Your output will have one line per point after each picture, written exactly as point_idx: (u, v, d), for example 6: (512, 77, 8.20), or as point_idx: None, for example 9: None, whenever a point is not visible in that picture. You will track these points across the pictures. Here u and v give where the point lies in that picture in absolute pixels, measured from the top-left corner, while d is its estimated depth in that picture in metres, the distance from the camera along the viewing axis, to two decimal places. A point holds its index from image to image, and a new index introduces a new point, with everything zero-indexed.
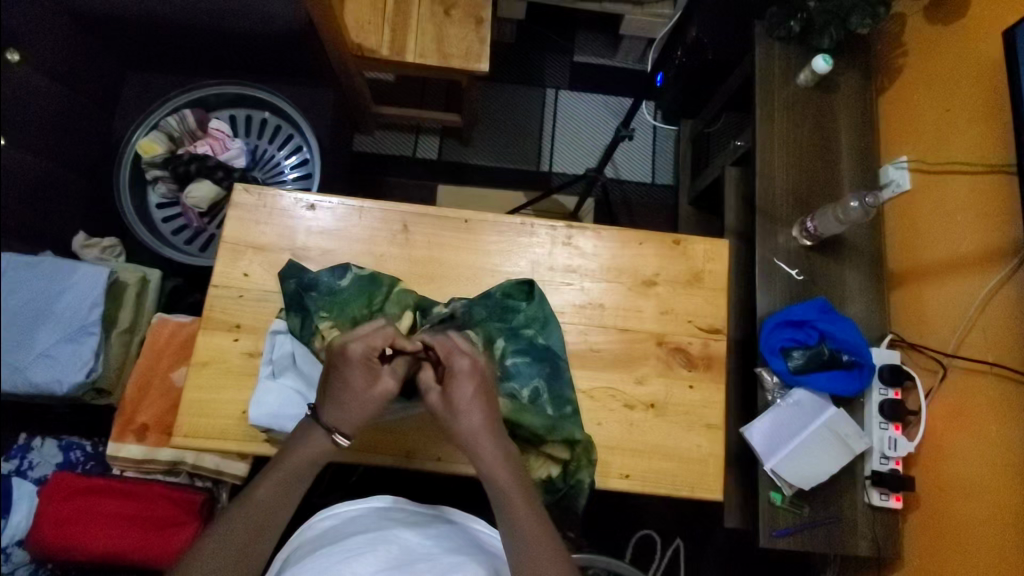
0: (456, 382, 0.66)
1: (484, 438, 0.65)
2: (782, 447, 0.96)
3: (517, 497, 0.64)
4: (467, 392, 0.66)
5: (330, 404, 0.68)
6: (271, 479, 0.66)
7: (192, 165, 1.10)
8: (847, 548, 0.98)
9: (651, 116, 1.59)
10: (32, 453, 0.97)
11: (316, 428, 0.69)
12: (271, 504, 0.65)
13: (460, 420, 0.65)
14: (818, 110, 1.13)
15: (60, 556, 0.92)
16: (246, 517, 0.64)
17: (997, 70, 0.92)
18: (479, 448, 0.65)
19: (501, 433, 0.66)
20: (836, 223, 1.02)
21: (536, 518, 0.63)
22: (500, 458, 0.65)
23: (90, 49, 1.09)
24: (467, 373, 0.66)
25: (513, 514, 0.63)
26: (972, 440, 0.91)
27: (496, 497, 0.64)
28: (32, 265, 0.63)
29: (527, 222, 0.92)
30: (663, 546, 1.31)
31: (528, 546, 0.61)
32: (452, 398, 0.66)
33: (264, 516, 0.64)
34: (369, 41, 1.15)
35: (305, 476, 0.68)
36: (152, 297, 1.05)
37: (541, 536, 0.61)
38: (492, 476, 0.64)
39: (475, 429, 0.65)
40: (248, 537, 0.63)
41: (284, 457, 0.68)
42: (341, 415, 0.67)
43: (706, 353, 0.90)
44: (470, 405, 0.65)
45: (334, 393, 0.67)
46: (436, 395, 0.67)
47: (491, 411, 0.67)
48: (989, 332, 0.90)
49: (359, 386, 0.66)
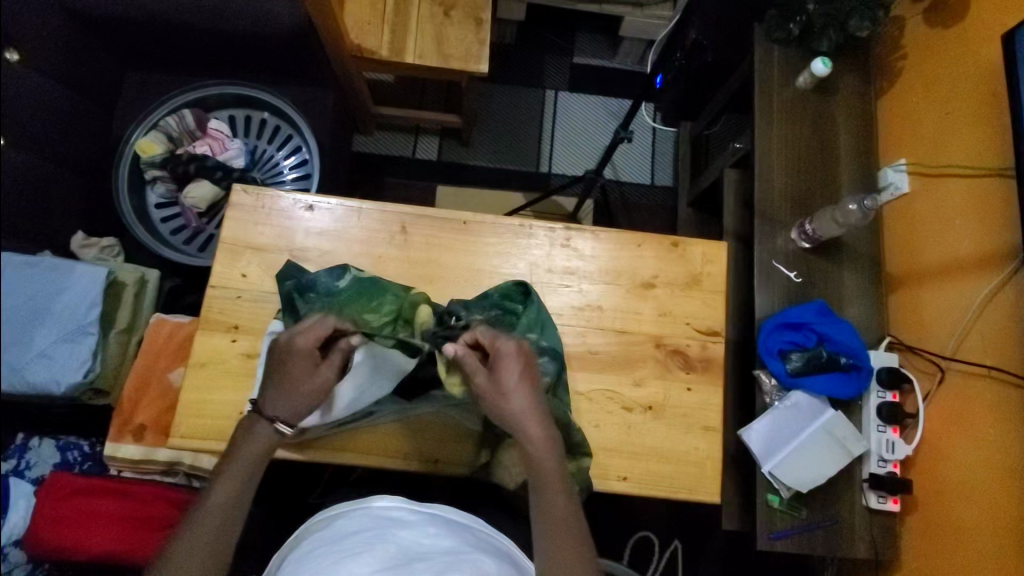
0: (502, 365, 0.65)
1: (531, 421, 0.65)
2: (780, 450, 0.97)
3: (557, 482, 0.64)
4: (513, 371, 0.65)
5: (274, 395, 0.68)
6: (226, 480, 0.64)
7: (191, 165, 1.10)
8: (845, 550, 0.98)
9: (651, 118, 1.59)
10: (29, 453, 0.97)
11: (257, 421, 0.68)
12: (228, 501, 0.63)
13: (509, 401, 0.65)
14: (817, 112, 1.13)
15: (56, 557, 0.89)
16: (208, 521, 0.62)
17: (996, 74, 0.92)
18: (528, 431, 0.65)
19: (546, 417, 0.67)
20: (835, 226, 1.03)
21: (568, 505, 0.63)
22: (545, 441, 0.65)
23: (89, 49, 1.08)
24: (513, 354, 0.66)
25: (546, 502, 0.63)
26: (969, 443, 0.92)
27: (536, 483, 0.64)
28: (29, 265, 0.63)
29: (525, 224, 0.92)
30: (661, 548, 1.31)
31: (556, 538, 0.61)
32: (500, 380, 0.65)
33: (226, 518, 0.63)
34: (369, 42, 1.14)
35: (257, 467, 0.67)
36: (151, 296, 1.05)
37: (572, 527, 0.62)
38: (535, 459, 0.64)
39: (519, 411, 0.65)
40: (212, 542, 0.61)
41: (233, 455, 0.66)
42: (285, 401, 0.68)
43: (704, 355, 0.90)
44: (515, 390, 0.65)
45: (277, 382, 0.68)
46: (484, 378, 0.65)
47: (537, 396, 0.67)
48: (987, 335, 0.90)
49: (302, 377, 0.68)
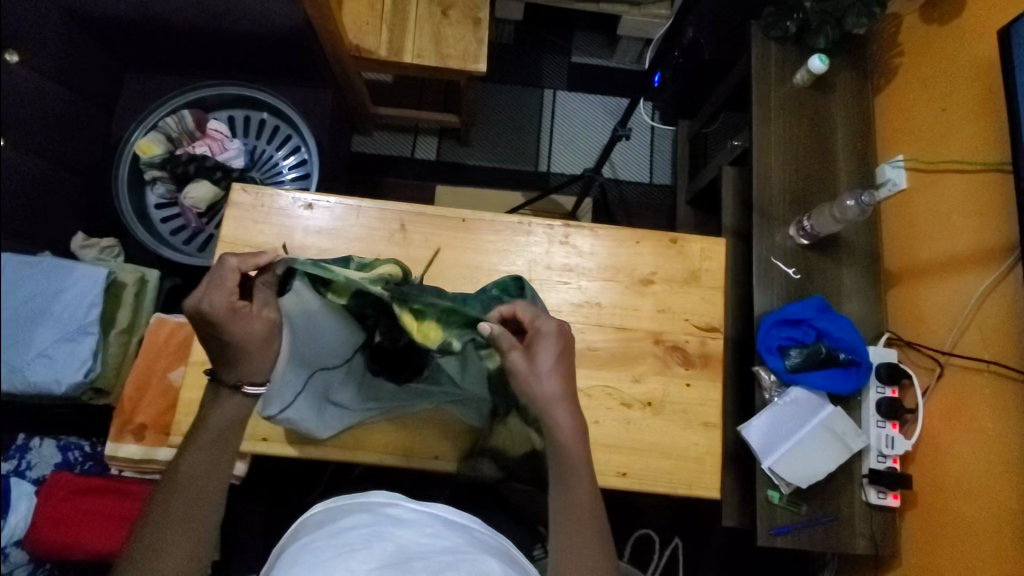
0: (539, 346, 0.66)
1: (560, 406, 0.65)
2: (778, 446, 0.97)
3: (581, 469, 0.64)
4: (548, 354, 0.66)
5: (225, 362, 0.64)
6: (198, 451, 0.63)
7: (190, 166, 1.10)
8: (845, 546, 0.98)
9: (649, 116, 1.60)
10: (30, 454, 0.96)
11: (221, 390, 0.65)
12: (199, 478, 0.62)
13: (542, 383, 0.65)
14: (815, 109, 1.13)
15: (55, 556, 0.90)
16: (182, 491, 0.60)
17: (992, 69, 0.93)
18: (557, 416, 0.65)
19: (575, 404, 0.66)
20: (831, 222, 1.03)
21: (589, 497, 0.64)
22: (573, 430, 0.65)
23: (88, 50, 1.09)
24: (553, 335, 0.66)
25: (569, 494, 0.64)
26: (968, 438, 0.92)
27: (561, 471, 0.65)
28: (29, 264, 0.63)
29: (524, 221, 0.93)
30: (661, 545, 1.31)
31: (576, 534, 0.62)
32: (534, 360, 0.65)
33: (202, 488, 0.61)
34: (367, 42, 1.15)
35: (227, 435, 0.64)
36: (150, 297, 1.05)
37: (588, 515, 0.63)
38: (561, 445, 0.65)
39: (551, 395, 0.65)
40: (184, 528, 0.59)
41: (202, 426, 0.64)
42: (241, 365, 0.64)
43: (703, 352, 0.90)
44: (548, 371, 0.65)
45: (226, 351, 0.63)
46: (519, 356, 0.65)
47: (570, 381, 0.66)
48: (985, 330, 0.90)
49: (239, 331, 0.62)
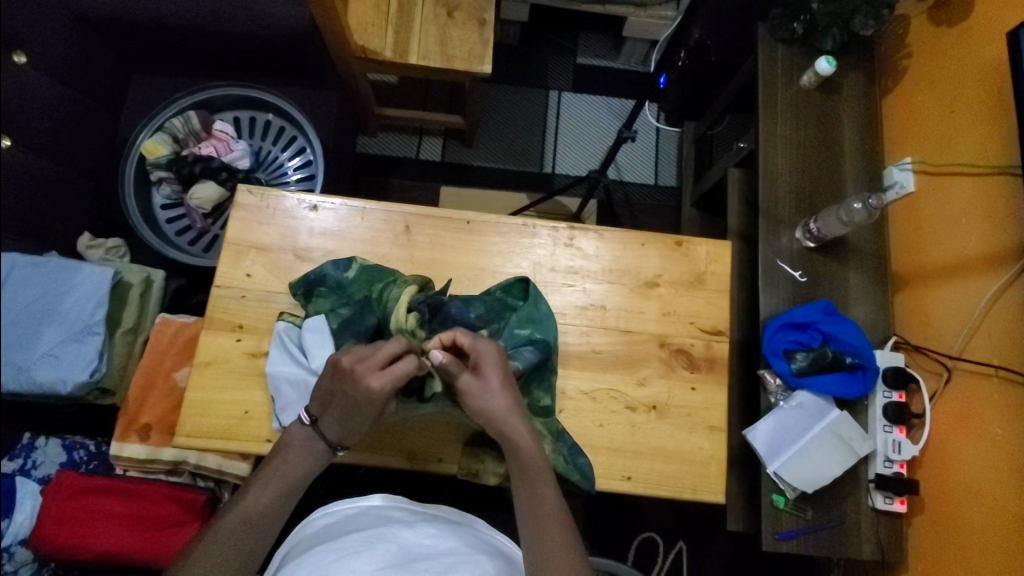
0: (483, 365, 0.71)
1: (513, 417, 0.70)
2: (783, 450, 0.96)
3: (541, 478, 0.69)
4: (494, 373, 0.71)
5: (332, 419, 0.72)
6: (266, 489, 0.70)
7: (196, 166, 1.10)
8: (851, 551, 0.98)
9: (654, 117, 1.59)
10: (36, 452, 0.99)
11: (320, 442, 0.73)
12: (267, 508, 0.69)
13: (493, 399, 0.70)
14: (821, 111, 1.13)
15: (59, 555, 0.91)
16: (241, 522, 0.68)
17: (1000, 72, 0.92)
18: (512, 428, 0.70)
19: (524, 413, 0.71)
20: (838, 226, 1.02)
21: (554, 500, 0.68)
22: (528, 438, 0.70)
23: (95, 50, 1.09)
24: (494, 356, 0.72)
25: (536, 500, 0.68)
26: (974, 443, 0.91)
27: (525, 477, 0.69)
28: (35, 265, 0.63)
29: (528, 223, 0.92)
30: (665, 549, 1.31)
31: (549, 537, 0.66)
32: (480, 380, 0.70)
33: (263, 521, 0.69)
34: (373, 43, 1.14)
35: (302, 478, 0.72)
36: (156, 298, 1.06)
37: (560, 520, 0.67)
38: (522, 452, 0.70)
39: (502, 409, 0.70)
40: (243, 544, 0.67)
41: (280, 464, 0.72)
42: (344, 428, 0.72)
43: (708, 355, 0.90)
44: (497, 388, 0.70)
45: (344, 417, 0.71)
46: (469, 377, 0.70)
47: (515, 394, 0.72)
48: (992, 335, 0.90)
49: (367, 410, 0.69)
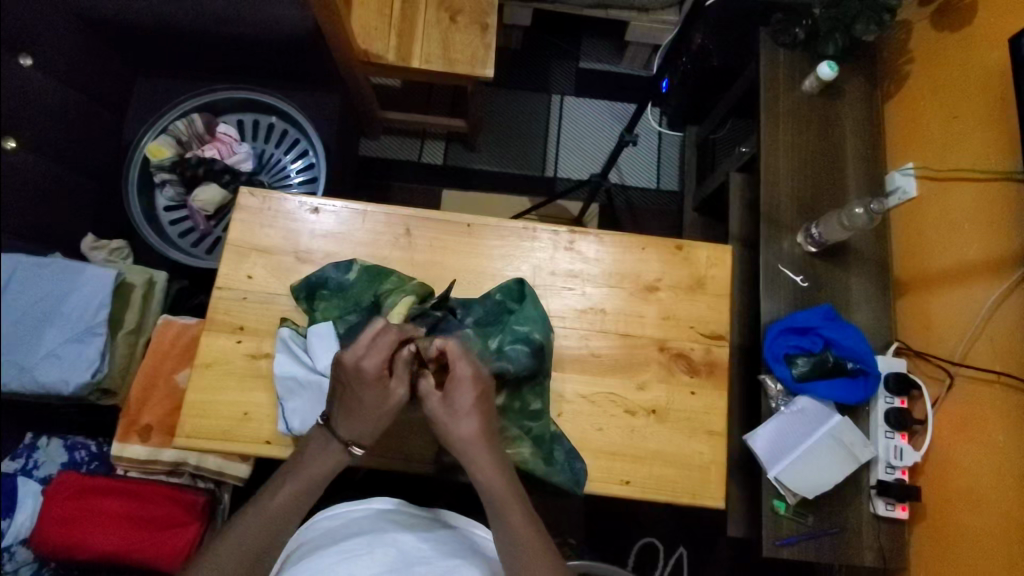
0: (457, 387, 0.71)
1: (479, 447, 0.70)
2: (785, 456, 0.96)
3: (516, 508, 0.68)
4: (468, 400, 0.71)
5: (342, 415, 0.72)
6: (282, 487, 0.71)
7: (200, 169, 1.12)
8: (852, 558, 0.97)
9: (656, 122, 1.59)
10: (38, 452, 0.99)
11: (332, 441, 0.73)
12: (281, 508, 0.70)
13: (460, 424, 0.70)
14: (823, 115, 1.12)
15: (62, 554, 0.92)
16: (262, 526, 0.68)
17: (1002, 77, 0.92)
18: (473, 459, 0.70)
19: (490, 442, 0.71)
20: (840, 230, 1.02)
21: (528, 525, 0.67)
22: (493, 468, 0.70)
23: (100, 53, 1.10)
24: (468, 378, 0.71)
25: (511, 526, 0.67)
26: (977, 452, 0.90)
27: (496, 507, 0.68)
28: (39, 265, 0.64)
29: (529, 227, 0.93)
30: (665, 554, 1.30)
31: (526, 556, 0.65)
32: (454, 402, 0.71)
33: (276, 520, 0.69)
34: (375, 47, 1.15)
35: (319, 482, 0.72)
36: (158, 299, 1.05)
37: (537, 544, 0.66)
38: (489, 484, 0.69)
39: (467, 439, 0.70)
40: (258, 543, 0.67)
41: (298, 468, 0.72)
42: (356, 426, 0.72)
43: (708, 359, 0.90)
44: (465, 413, 0.71)
45: (353, 409, 0.72)
46: (435, 399, 0.71)
47: (485, 423, 0.72)
48: (995, 340, 0.89)
49: (370, 393, 0.71)
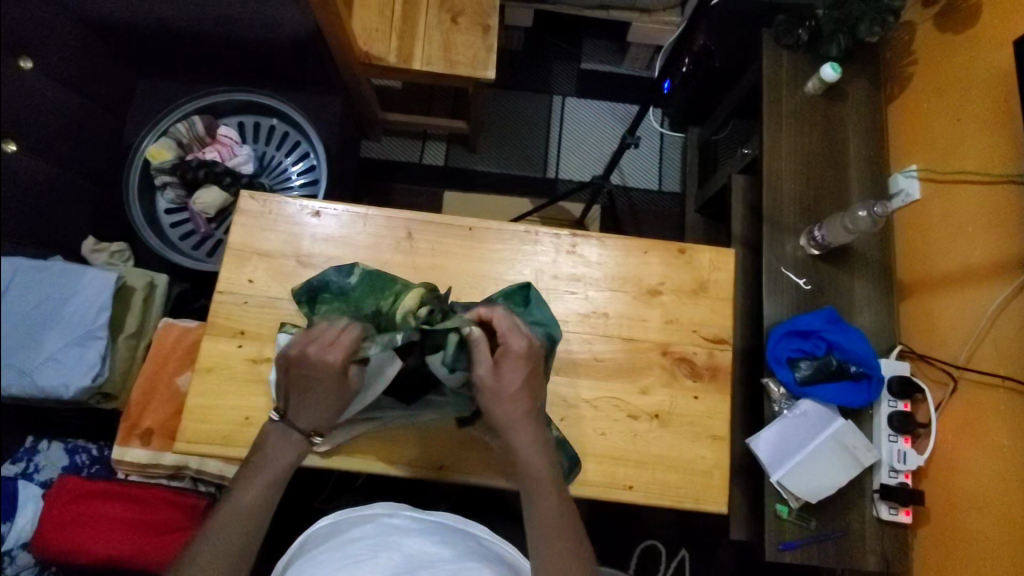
0: (508, 362, 0.66)
1: (524, 426, 0.68)
2: (788, 460, 0.95)
3: (550, 494, 0.68)
4: (516, 380, 0.67)
5: (300, 408, 0.71)
6: (251, 485, 0.70)
7: (200, 171, 1.10)
8: (855, 562, 0.97)
9: (658, 123, 1.59)
10: (38, 455, 1.00)
11: (289, 432, 0.72)
12: (255, 505, 0.69)
13: (505, 405, 0.67)
14: (826, 117, 1.12)
15: (62, 559, 0.92)
16: (238, 521, 0.67)
17: (1007, 79, 0.91)
18: (517, 438, 0.67)
19: (534, 420, 0.69)
20: (843, 232, 1.01)
21: (559, 511, 0.68)
22: (536, 449, 0.68)
23: (101, 55, 1.09)
24: (520, 353, 0.67)
25: (541, 511, 0.67)
26: (982, 456, 0.90)
27: (530, 489, 0.68)
28: (38, 270, 0.64)
29: (531, 230, 0.92)
30: (667, 558, 1.30)
31: (552, 544, 0.66)
32: (501, 383, 0.66)
33: (252, 517, 0.68)
34: (376, 48, 1.15)
35: (285, 473, 0.72)
36: (159, 301, 1.05)
37: (563, 532, 0.67)
38: (529, 465, 0.68)
39: (513, 416, 0.67)
40: (239, 542, 0.66)
41: (261, 466, 0.71)
42: (315, 416, 0.72)
43: (711, 363, 0.89)
44: (513, 391, 0.67)
45: (309, 402, 0.70)
46: (485, 371, 0.66)
47: (531, 400, 0.68)
48: (1000, 343, 0.89)
49: (329, 387, 0.68)
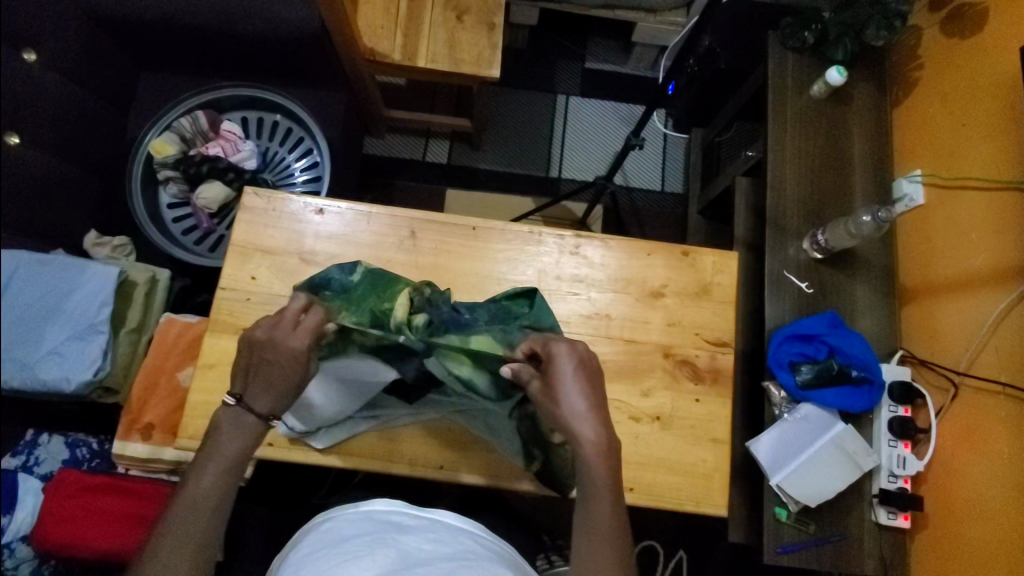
0: (554, 364, 0.64)
1: (586, 421, 0.61)
2: (788, 463, 0.95)
3: (605, 494, 0.60)
4: (569, 374, 0.63)
5: (259, 389, 0.66)
6: (205, 473, 0.63)
7: (203, 166, 1.11)
8: (854, 566, 0.97)
9: (662, 124, 1.58)
10: (38, 448, 1.00)
11: (245, 414, 0.66)
12: (213, 491, 0.63)
13: (560, 403, 0.62)
14: (830, 120, 1.12)
15: (64, 553, 0.92)
16: (194, 513, 0.61)
17: (1013, 84, 0.91)
18: (578, 436, 0.61)
19: (600, 416, 0.62)
20: (846, 237, 1.01)
21: (613, 514, 0.60)
22: (598, 445, 0.61)
23: (105, 48, 1.09)
24: (566, 354, 0.64)
25: (593, 512, 0.59)
26: (983, 462, 0.90)
27: (584, 489, 0.60)
28: (41, 264, 0.64)
29: (535, 231, 0.92)
30: (665, 558, 1.30)
31: (598, 547, 0.58)
32: (553, 380, 0.63)
33: (211, 504, 0.62)
34: (381, 46, 1.14)
35: (243, 457, 0.66)
36: (162, 295, 1.05)
37: (612, 535, 0.59)
38: (586, 464, 0.61)
39: (574, 413, 0.61)
40: (199, 535, 0.61)
41: (214, 450, 0.65)
42: (277, 398, 0.66)
43: (712, 366, 0.89)
44: (568, 388, 0.62)
45: (268, 382, 0.65)
46: (536, 385, 0.64)
47: (596, 395, 0.63)
48: (1001, 350, 0.89)
49: (289, 365, 0.65)
